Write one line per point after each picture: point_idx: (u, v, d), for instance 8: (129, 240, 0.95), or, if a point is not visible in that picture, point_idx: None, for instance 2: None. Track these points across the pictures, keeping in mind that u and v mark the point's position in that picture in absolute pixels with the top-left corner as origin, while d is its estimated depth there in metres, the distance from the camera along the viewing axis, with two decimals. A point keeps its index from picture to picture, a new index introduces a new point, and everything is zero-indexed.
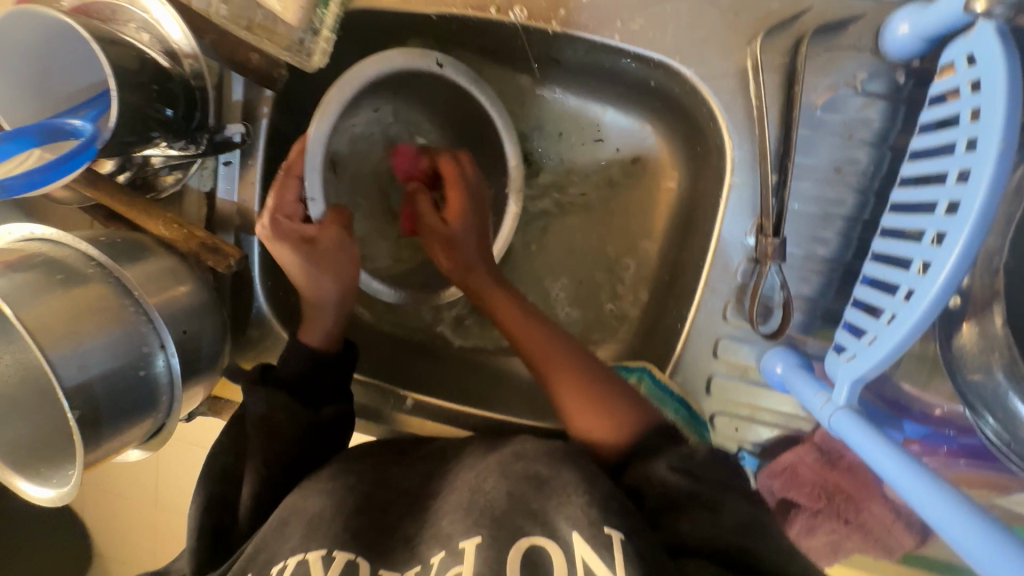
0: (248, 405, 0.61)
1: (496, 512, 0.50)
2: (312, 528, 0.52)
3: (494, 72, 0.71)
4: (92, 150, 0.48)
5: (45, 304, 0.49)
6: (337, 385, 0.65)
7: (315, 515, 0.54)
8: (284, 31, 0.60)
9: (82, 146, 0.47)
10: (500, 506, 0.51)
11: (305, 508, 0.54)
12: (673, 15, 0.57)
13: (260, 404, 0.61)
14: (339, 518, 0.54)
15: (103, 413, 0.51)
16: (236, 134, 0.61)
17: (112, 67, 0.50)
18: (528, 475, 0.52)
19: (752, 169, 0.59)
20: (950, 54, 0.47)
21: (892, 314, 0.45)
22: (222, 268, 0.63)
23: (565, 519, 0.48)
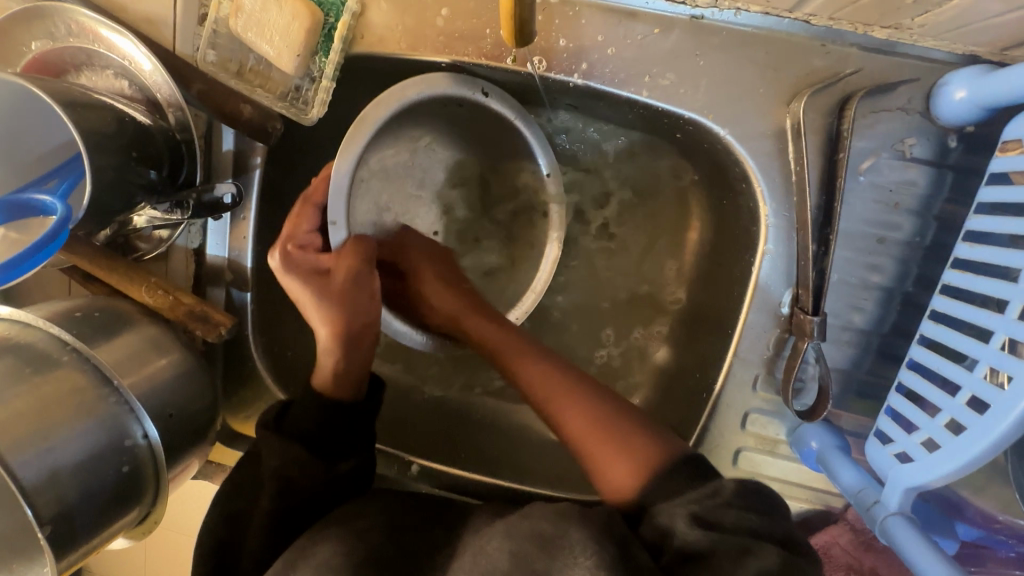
0: (261, 454, 0.56)
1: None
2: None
3: None
4: (61, 235, 0.42)
5: (9, 405, 0.43)
6: (354, 433, 0.58)
7: (324, 560, 0.50)
8: (280, 78, 0.56)
9: (52, 232, 0.42)
10: (502, 568, 0.46)
11: (311, 556, 0.50)
12: (706, 70, 0.52)
13: (274, 456, 0.56)
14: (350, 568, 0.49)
15: (81, 520, 0.46)
16: (226, 194, 0.55)
17: (84, 134, 0.44)
18: (530, 534, 0.47)
19: (788, 236, 0.54)
20: (1016, 130, 0.43)
21: (952, 418, 0.42)
22: (212, 337, 0.57)
23: None
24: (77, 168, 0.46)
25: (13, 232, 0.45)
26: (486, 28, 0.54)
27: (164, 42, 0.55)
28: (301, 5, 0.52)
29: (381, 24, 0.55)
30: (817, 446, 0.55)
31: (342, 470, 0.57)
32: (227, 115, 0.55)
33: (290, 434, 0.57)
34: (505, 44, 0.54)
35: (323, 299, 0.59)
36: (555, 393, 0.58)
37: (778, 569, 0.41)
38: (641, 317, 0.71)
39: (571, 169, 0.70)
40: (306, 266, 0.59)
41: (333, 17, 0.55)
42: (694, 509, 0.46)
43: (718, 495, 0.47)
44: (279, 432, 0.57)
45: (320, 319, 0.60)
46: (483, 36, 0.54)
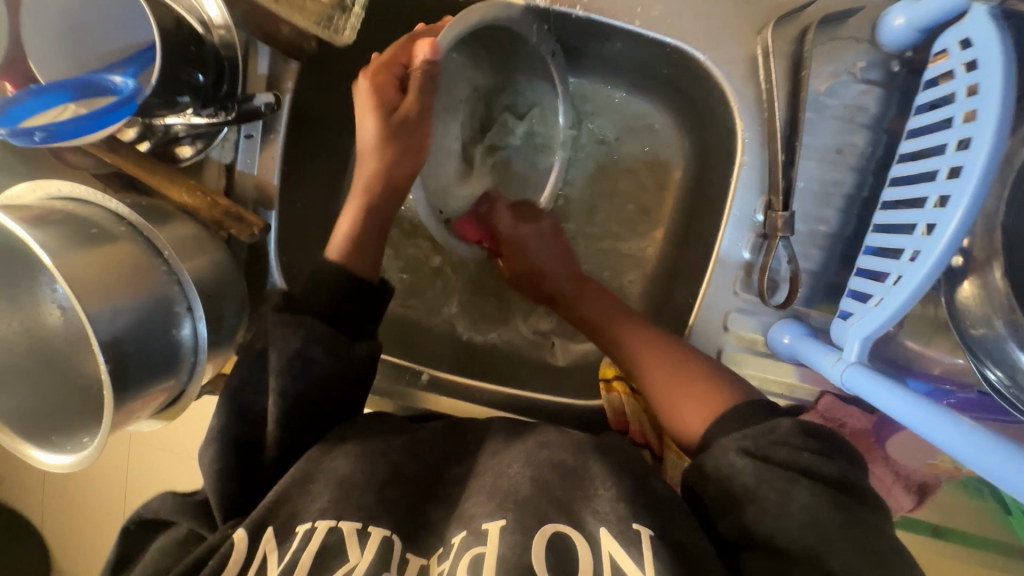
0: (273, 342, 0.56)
1: (521, 496, 0.50)
2: (344, 492, 0.52)
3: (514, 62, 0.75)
4: (131, 105, 0.48)
5: (78, 258, 0.48)
6: (369, 318, 0.61)
7: (346, 477, 0.53)
8: (314, 6, 0.63)
9: (122, 100, 0.48)
10: (524, 491, 0.51)
11: (331, 470, 0.53)
12: (689, 3, 0.61)
13: (292, 338, 0.56)
14: (372, 486, 0.53)
15: (133, 371, 0.50)
16: (264, 103, 0.61)
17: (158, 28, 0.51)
18: (551, 462, 0.53)
19: (761, 150, 0.62)
20: (943, 42, 0.52)
21: (899, 275, 0.49)
22: (245, 237, 0.63)
23: (593, 514, 0.49)
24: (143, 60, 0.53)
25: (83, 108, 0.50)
26: None
27: None
28: None
29: None
30: (788, 337, 0.62)
31: (358, 351, 0.59)
32: (267, 34, 0.62)
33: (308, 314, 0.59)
34: None
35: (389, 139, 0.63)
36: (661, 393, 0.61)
37: (827, 506, 0.44)
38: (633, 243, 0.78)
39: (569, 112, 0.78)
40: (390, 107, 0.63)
41: None
42: (749, 443, 0.49)
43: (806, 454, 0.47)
44: (296, 311, 0.58)
45: (376, 156, 0.64)
46: None
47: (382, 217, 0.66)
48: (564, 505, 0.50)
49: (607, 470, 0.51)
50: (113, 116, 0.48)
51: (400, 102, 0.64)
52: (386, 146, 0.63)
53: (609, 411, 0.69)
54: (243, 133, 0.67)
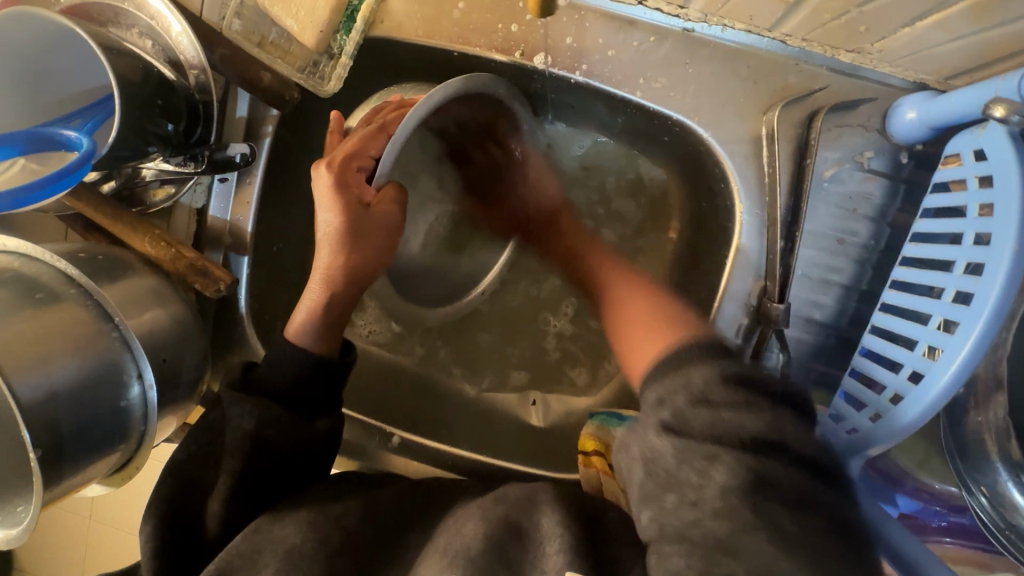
0: (229, 420, 0.55)
1: (471, 556, 0.46)
2: (289, 561, 0.49)
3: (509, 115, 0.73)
4: (87, 167, 0.44)
5: (15, 330, 0.44)
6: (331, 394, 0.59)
7: (293, 546, 0.50)
8: (299, 52, 0.60)
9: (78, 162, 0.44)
10: (476, 550, 0.47)
11: (279, 540, 0.50)
12: (694, 77, 0.58)
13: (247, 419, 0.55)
14: (322, 555, 0.50)
15: (70, 449, 0.46)
16: (239, 154, 0.57)
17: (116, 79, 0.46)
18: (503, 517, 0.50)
19: (760, 233, 0.59)
20: (955, 146, 0.49)
21: (897, 393, 0.47)
22: (210, 292, 0.59)
23: (540, 571, 0.44)
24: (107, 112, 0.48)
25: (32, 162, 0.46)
26: (499, 22, 0.59)
27: (193, 9, 0.58)
28: None
29: (401, 11, 0.60)
30: None
31: (317, 430, 0.57)
32: (247, 80, 0.58)
33: (266, 395, 0.57)
34: (514, 38, 0.59)
35: (353, 229, 0.58)
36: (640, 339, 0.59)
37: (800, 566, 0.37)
38: None
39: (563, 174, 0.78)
40: (354, 192, 0.57)
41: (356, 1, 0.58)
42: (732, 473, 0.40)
43: (759, 420, 0.39)
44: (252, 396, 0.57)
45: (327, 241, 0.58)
46: (495, 29, 0.59)
47: (340, 308, 0.61)
48: (512, 566, 0.46)
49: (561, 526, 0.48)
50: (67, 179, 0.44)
51: (370, 197, 0.58)
52: (346, 243, 0.59)
53: (586, 485, 0.67)
54: (217, 177, 0.63)
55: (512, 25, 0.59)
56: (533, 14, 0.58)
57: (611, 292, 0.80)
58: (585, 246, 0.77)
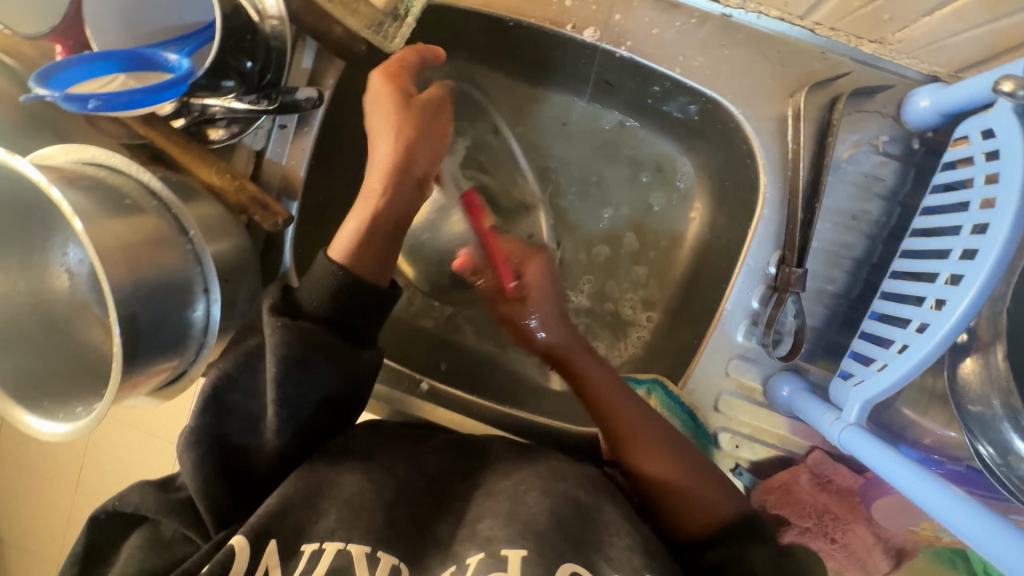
0: (272, 343, 0.53)
1: (540, 528, 0.51)
2: (349, 511, 0.53)
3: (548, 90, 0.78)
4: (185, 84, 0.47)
5: (108, 227, 0.48)
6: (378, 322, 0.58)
7: (352, 496, 0.54)
8: (368, 12, 0.64)
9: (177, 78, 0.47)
10: (546, 524, 0.51)
11: (338, 488, 0.54)
12: (730, 58, 0.63)
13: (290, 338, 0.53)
14: (379, 504, 0.54)
15: (141, 345, 0.50)
16: (306, 97, 0.61)
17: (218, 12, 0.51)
18: (570, 498, 0.53)
19: (781, 206, 0.64)
20: (964, 128, 0.55)
21: (904, 344, 0.51)
22: (268, 225, 0.62)
23: (607, 562, 0.50)
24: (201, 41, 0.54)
25: (132, 79, 0.50)
26: None
27: None
28: None
29: None
30: (787, 392, 0.64)
31: (363, 360, 0.57)
32: (320, 33, 0.62)
33: (309, 319, 0.55)
34: (567, 13, 0.64)
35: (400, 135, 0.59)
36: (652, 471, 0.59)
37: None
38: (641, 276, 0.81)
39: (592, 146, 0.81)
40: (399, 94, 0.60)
41: None
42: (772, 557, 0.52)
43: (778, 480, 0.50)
44: (299, 317, 0.54)
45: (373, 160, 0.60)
46: (550, 3, 0.64)
47: (385, 232, 0.58)
48: (579, 545, 0.50)
49: (620, 516, 0.52)
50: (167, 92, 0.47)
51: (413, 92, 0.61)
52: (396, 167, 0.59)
53: (604, 440, 0.70)
54: (277, 123, 0.67)
55: (566, 0, 0.64)
56: None
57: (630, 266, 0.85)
58: (610, 219, 0.82)
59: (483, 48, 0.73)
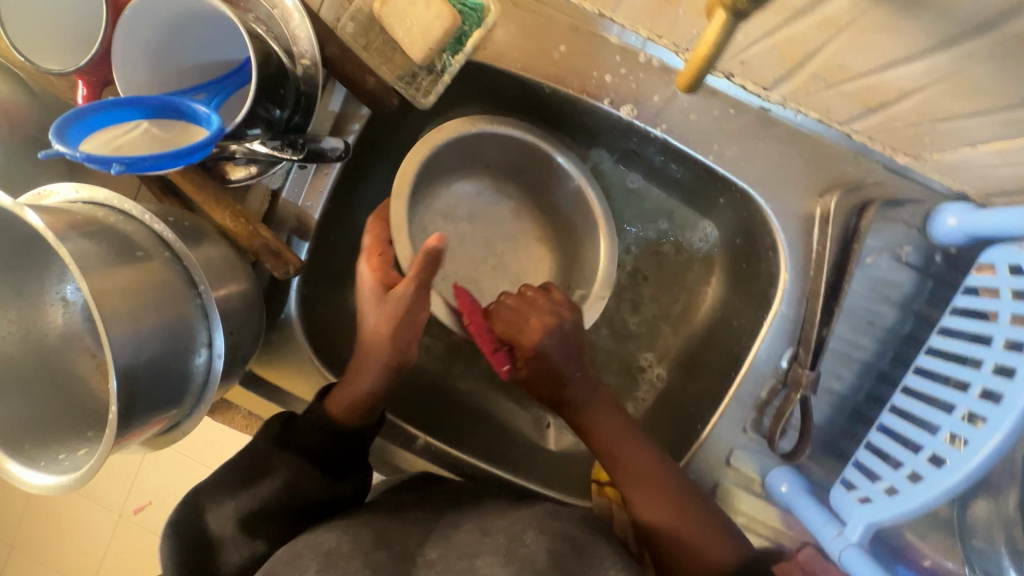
0: (269, 469, 0.58)
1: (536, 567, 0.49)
2: (329, 562, 0.49)
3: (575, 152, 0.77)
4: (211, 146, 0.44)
5: (114, 279, 0.46)
6: (360, 456, 0.62)
7: (334, 548, 0.51)
8: (403, 63, 0.63)
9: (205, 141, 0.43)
10: (541, 562, 0.49)
11: (319, 543, 0.52)
12: (763, 152, 0.63)
13: (286, 471, 0.58)
14: (357, 554, 0.51)
15: (139, 403, 0.47)
16: (333, 148, 0.60)
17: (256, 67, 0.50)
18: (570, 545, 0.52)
19: (799, 303, 0.64)
20: (990, 256, 0.55)
21: (916, 473, 0.51)
22: (279, 273, 0.61)
23: None
24: (236, 87, 0.52)
25: (155, 128, 0.47)
26: (594, 69, 0.63)
27: (311, 4, 0.61)
28: (447, 8, 0.59)
29: (504, 43, 0.64)
30: (786, 489, 0.64)
31: (346, 486, 0.61)
32: (353, 82, 0.61)
33: (298, 450, 0.60)
34: (606, 87, 0.63)
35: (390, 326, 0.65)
36: (642, 498, 0.62)
37: None
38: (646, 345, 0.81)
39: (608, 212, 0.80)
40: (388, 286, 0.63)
41: (470, 28, 0.61)
42: None
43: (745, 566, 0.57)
44: (287, 448, 0.59)
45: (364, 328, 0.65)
46: (590, 76, 0.63)
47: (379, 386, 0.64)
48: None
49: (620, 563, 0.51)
50: (190, 154, 0.43)
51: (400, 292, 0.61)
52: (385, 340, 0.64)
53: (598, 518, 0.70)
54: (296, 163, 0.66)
55: (607, 76, 0.63)
56: (628, 69, 0.62)
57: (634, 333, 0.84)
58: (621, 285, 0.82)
59: (513, 106, 0.72)
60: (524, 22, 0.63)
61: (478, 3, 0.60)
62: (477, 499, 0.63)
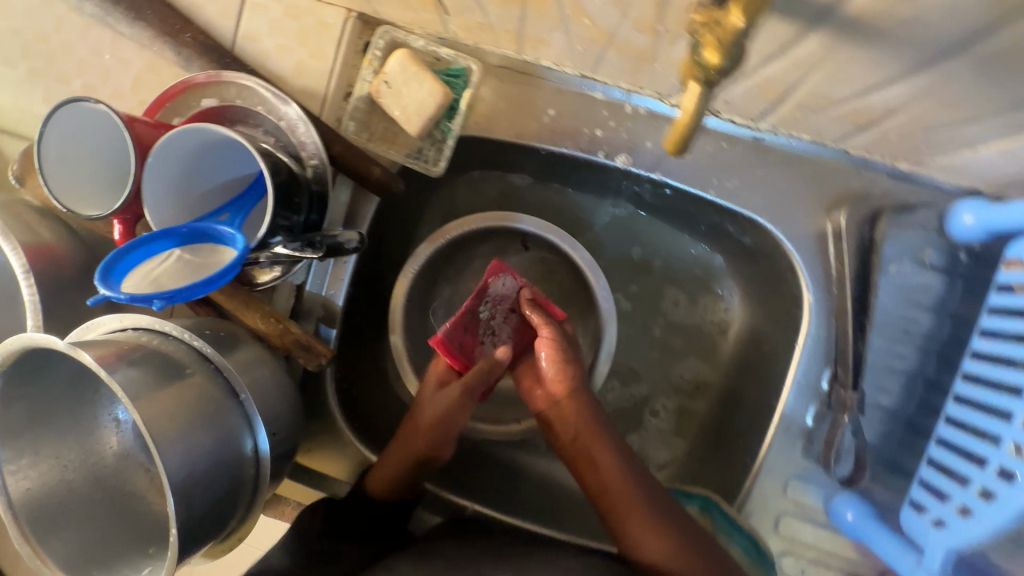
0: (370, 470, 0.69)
1: None
2: None
3: (583, 208, 0.80)
4: (238, 267, 0.47)
5: (161, 404, 0.49)
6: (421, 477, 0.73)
7: None
8: (407, 142, 0.67)
9: (232, 263, 0.47)
10: None
11: None
12: (763, 180, 0.64)
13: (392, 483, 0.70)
14: None
15: (196, 520, 0.49)
16: (350, 241, 0.62)
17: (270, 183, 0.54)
18: None
19: (829, 322, 0.63)
20: (1018, 252, 0.54)
21: (964, 506, 0.50)
22: (312, 365, 0.63)
23: None
24: (255, 199, 0.56)
25: (187, 253, 0.51)
26: (584, 126, 0.66)
27: (313, 110, 0.65)
28: (439, 88, 0.63)
29: (489, 109, 0.67)
30: (853, 516, 0.61)
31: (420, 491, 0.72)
32: (358, 174, 0.65)
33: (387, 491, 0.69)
34: (598, 141, 0.66)
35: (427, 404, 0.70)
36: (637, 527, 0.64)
37: None
38: (688, 368, 0.81)
39: (630, 265, 0.82)
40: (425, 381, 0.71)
41: (458, 95, 0.65)
42: None
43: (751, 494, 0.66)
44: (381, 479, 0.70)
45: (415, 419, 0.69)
46: (580, 134, 0.66)
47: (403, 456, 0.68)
48: None
49: None
50: (217, 280, 0.46)
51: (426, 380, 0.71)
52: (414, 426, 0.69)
53: None
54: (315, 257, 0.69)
55: (597, 131, 0.65)
56: (616, 121, 0.65)
57: (680, 376, 0.82)
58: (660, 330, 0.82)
59: (532, 168, 0.76)
60: (507, 90, 0.66)
61: (459, 70, 0.65)
62: (543, 554, 0.63)
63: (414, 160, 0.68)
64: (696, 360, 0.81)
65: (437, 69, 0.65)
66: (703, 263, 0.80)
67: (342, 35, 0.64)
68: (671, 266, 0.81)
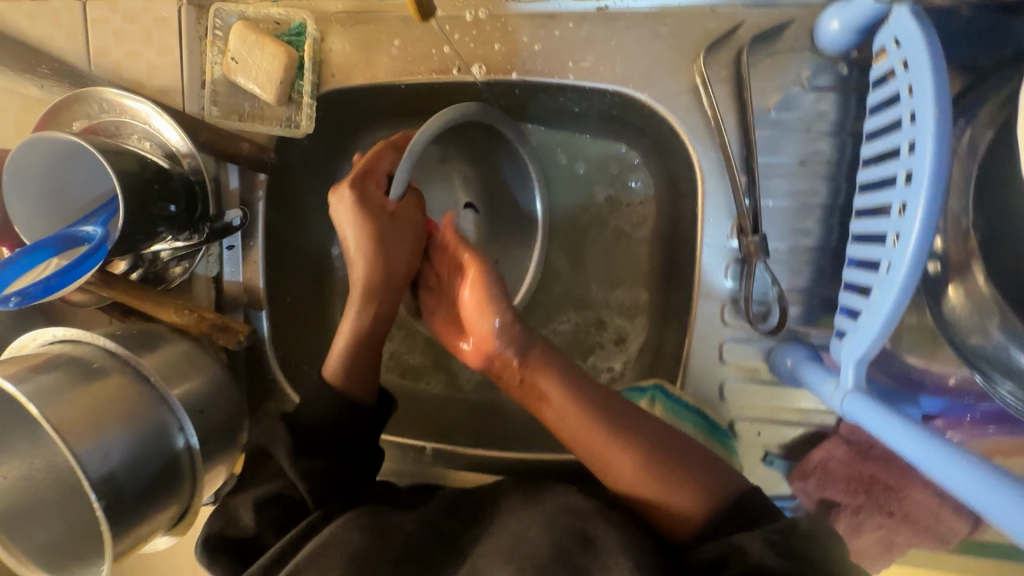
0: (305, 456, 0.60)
1: None
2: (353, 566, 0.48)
3: None
4: (102, 251, 0.53)
5: (69, 404, 0.51)
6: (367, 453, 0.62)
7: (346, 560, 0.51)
8: (273, 112, 0.68)
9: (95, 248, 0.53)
10: None
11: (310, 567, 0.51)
12: (618, 48, 0.61)
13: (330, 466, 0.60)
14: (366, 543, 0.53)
15: (127, 500, 0.53)
16: (234, 219, 0.67)
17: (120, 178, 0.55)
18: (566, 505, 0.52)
19: (722, 175, 0.60)
20: (880, 40, 0.50)
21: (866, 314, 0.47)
22: (232, 345, 0.67)
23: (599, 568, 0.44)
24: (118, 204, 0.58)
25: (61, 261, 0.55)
26: (431, 47, 0.65)
27: (176, 105, 0.67)
28: (280, 49, 0.64)
29: (340, 56, 0.67)
30: (790, 363, 0.58)
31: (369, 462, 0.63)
32: (230, 154, 0.66)
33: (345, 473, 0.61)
34: (449, 58, 0.64)
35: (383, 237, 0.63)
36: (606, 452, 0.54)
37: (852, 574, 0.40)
38: (626, 266, 0.79)
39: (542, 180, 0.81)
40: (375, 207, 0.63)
41: (299, 51, 0.66)
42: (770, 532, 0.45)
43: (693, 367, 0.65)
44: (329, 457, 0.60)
45: (365, 255, 0.63)
46: (430, 56, 0.65)
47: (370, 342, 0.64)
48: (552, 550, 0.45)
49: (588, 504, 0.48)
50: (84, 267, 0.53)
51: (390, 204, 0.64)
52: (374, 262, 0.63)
53: None
54: (225, 246, 0.70)
55: (445, 48, 0.65)
56: (460, 33, 0.64)
57: (620, 275, 0.80)
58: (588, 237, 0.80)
59: None
60: (351, 33, 0.66)
61: (299, 28, 0.66)
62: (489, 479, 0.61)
63: (280, 124, 0.67)
64: (632, 257, 0.79)
65: (280, 33, 0.66)
66: (612, 160, 0.78)
67: (180, 25, 0.66)
68: (583, 172, 0.79)
